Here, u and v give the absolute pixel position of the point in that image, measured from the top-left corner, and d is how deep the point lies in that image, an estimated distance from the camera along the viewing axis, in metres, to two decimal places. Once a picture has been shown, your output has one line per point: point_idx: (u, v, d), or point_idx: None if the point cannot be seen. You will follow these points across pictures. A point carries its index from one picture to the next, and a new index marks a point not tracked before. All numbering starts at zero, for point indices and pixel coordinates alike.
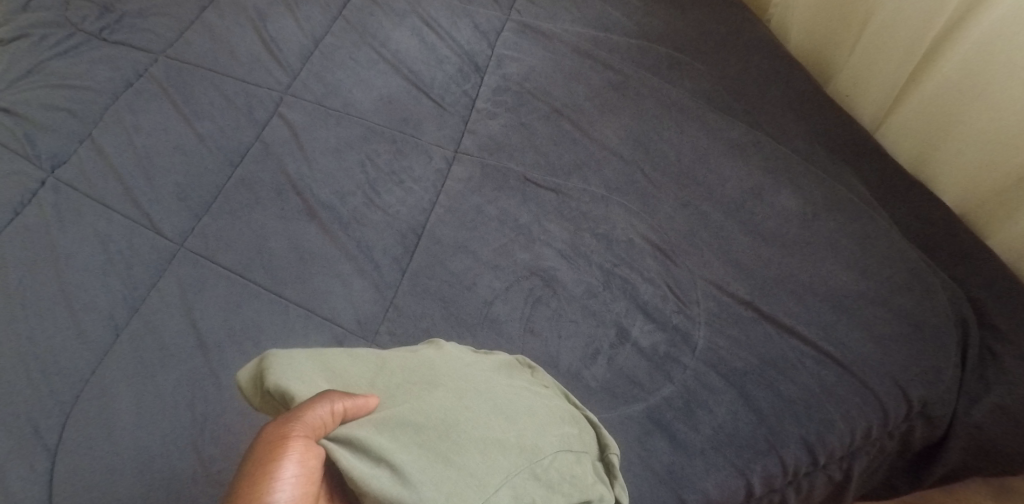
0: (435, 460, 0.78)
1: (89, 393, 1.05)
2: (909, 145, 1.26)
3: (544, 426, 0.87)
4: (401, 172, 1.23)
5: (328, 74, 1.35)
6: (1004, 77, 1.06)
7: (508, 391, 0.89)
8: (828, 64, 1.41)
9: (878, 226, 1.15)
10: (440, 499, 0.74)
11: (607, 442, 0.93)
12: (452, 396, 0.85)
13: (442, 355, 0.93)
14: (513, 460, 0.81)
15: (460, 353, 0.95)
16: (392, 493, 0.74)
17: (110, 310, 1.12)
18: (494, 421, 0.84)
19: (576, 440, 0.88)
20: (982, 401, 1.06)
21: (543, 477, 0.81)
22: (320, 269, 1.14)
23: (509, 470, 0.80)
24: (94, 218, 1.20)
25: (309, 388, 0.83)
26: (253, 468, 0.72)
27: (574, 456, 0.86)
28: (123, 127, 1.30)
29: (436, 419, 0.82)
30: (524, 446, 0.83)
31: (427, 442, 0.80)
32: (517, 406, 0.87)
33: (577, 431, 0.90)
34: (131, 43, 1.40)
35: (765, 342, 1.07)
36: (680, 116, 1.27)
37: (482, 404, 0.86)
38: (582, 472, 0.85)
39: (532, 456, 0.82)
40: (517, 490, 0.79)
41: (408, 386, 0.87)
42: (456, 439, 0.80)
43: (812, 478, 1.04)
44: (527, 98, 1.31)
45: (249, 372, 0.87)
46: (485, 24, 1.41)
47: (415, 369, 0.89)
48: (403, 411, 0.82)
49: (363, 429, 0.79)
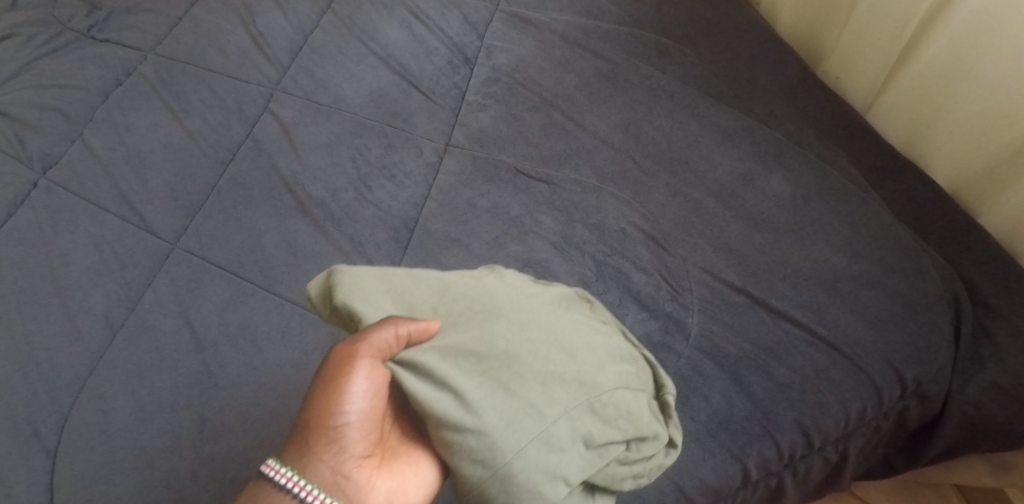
0: (497, 389, 0.81)
1: (88, 395, 1.03)
2: (899, 126, 1.27)
3: (605, 362, 0.87)
4: (392, 167, 1.22)
5: (317, 69, 1.33)
6: (990, 56, 1.07)
7: (569, 325, 0.89)
8: (817, 47, 1.41)
9: (869, 208, 1.16)
10: (501, 426, 0.78)
11: (664, 383, 0.93)
12: (514, 327, 0.86)
13: (506, 282, 0.93)
14: (573, 393, 0.83)
15: (521, 281, 0.94)
16: (454, 417, 0.78)
17: (105, 311, 1.10)
18: (555, 355, 0.85)
19: (635, 379, 0.89)
20: (976, 379, 1.07)
21: (600, 411, 0.83)
22: (312, 266, 1.13)
23: (567, 402, 0.82)
24: (86, 219, 1.18)
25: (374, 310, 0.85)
26: (326, 380, 0.79)
27: (632, 393, 0.87)
28: (113, 125, 1.28)
29: (498, 347, 0.83)
30: (584, 380, 0.84)
31: (489, 371, 0.82)
32: (579, 340, 0.88)
33: (636, 369, 0.90)
34: (121, 41, 1.37)
35: (759, 328, 1.08)
36: (672, 103, 1.27)
37: (543, 335, 0.86)
38: (639, 410, 0.86)
39: (591, 391, 0.84)
40: (575, 423, 0.81)
41: (473, 315, 0.88)
42: (518, 369, 0.82)
43: (808, 461, 1.05)
44: (517, 89, 1.30)
45: (318, 285, 0.90)
46: (474, 15, 1.40)
47: (477, 298, 0.90)
48: (467, 338, 0.84)
49: (428, 354, 0.82)
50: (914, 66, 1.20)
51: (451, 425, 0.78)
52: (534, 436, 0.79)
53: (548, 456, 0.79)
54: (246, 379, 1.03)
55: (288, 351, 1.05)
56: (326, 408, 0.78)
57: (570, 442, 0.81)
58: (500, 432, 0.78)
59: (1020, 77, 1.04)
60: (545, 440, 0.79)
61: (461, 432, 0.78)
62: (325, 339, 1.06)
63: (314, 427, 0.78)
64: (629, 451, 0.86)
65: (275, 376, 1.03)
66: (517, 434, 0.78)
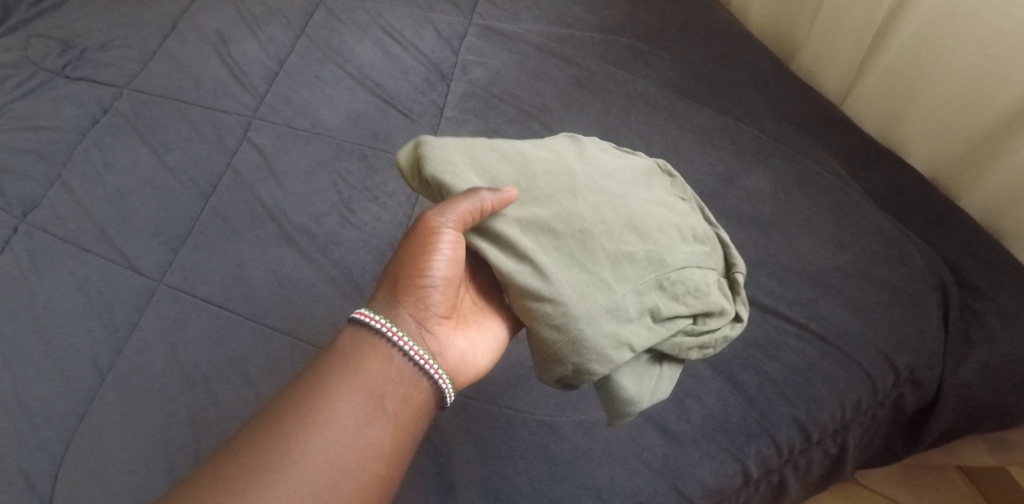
0: (572, 264, 0.87)
1: (81, 440, 1.03)
2: (875, 115, 1.27)
3: (674, 241, 0.92)
4: (375, 188, 1.23)
5: (294, 94, 1.33)
6: (958, 41, 1.08)
7: (644, 206, 0.93)
8: (788, 41, 1.41)
9: (851, 198, 1.17)
10: (574, 296, 0.85)
11: (733, 261, 0.97)
12: (588, 205, 0.90)
13: (582, 155, 0.96)
14: (642, 269, 0.89)
15: (600, 153, 0.97)
16: (532, 289, 0.85)
17: (92, 354, 1.10)
18: (628, 233, 0.90)
19: (704, 258, 0.94)
20: (969, 361, 1.07)
21: (667, 287, 0.89)
22: (300, 294, 1.13)
23: (637, 277, 0.88)
24: (69, 260, 1.18)
25: (463, 181, 0.88)
26: (415, 244, 0.88)
27: (700, 271, 0.92)
28: (91, 164, 1.27)
29: (576, 225, 0.89)
30: (654, 256, 0.90)
31: (566, 246, 0.88)
32: (651, 219, 0.93)
33: (704, 249, 0.95)
34: (95, 78, 1.37)
35: (749, 326, 1.08)
36: (650, 106, 1.27)
37: (617, 213, 0.91)
38: (706, 286, 0.92)
39: (659, 266, 0.90)
40: (641, 294, 0.88)
41: (555, 188, 0.91)
42: (593, 245, 0.88)
43: (808, 455, 1.06)
44: (495, 101, 1.30)
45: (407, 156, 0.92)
46: (448, 31, 1.40)
47: (560, 172, 0.92)
48: (548, 212, 0.89)
49: (510, 227, 0.88)
50: (884, 55, 1.21)
51: (531, 294, 0.85)
52: (605, 306, 0.86)
53: (616, 325, 0.86)
54: (240, 413, 1.04)
55: (280, 381, 1.06)
56: (418, 265, 0.88)
57: (638, 316, 0.87)
58: (576, 302, 0.85)
59: (990, 59, 1.05)
60: (615, 310, 0.86)
61: (537, 300, 0.85)
62: None
63: (404, 283, 0.88)
64: (696, 324, 0.91)
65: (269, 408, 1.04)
66: (590, 307, 0.85)
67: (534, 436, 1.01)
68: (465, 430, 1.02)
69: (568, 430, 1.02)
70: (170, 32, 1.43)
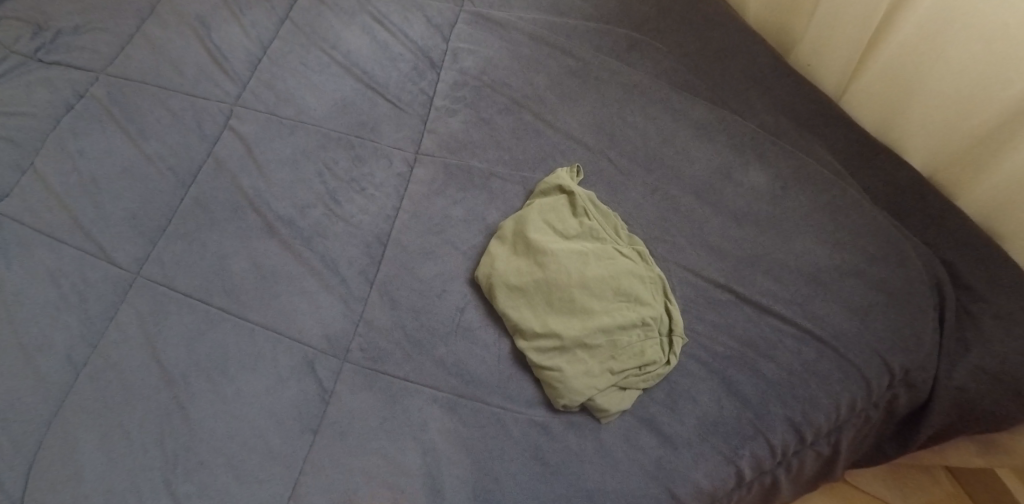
0: (556, 340, 1.01)
1: (53, 440, 1.00)
2: (874, 110, 1.24)
3: (624, 310, 1.03)
4: (361, 179, 1.19)
5: (278, 81, 1.29)
6: (961, 35, 1.05)
7: (605, 279, 1.04)
8: (786, 33, 1.37)
9: (848, 195, 1.14)
10: (562, 374, 0.99)
11: (674, 318, 1.04)
12: (545, 260, 1.06)
13: (546, 204, 1.12)
14: (598, 335, 1.01)
15: (577, 224, 1.10)
16: (539, 365, 1.01)
17: (65, 350, 1.06)
18: (592, 306, 1.03)
19: (647, 317, 1.03)
20: (963, 363, 1.06)
21: (616, 352, 1.01)
22: (284, 289, 1.10)
23: (589, 337, 1.01)
24: (42, 252, 1.14)
25: (505, 273, 1.06)
26: None
27: (641, 334, 1.02)
28: (65, 152, 1.22)
29: (569, 310, 1.03)
30: (606, 325, 1.01)
31: (560, 330, 1.01)
32: (607, 290, 1.04)
33: (647, 309, 1.03)
34: (69, 62, 1.31)
35: (745, 325, 1.06)
36: (644, 98, 1.24)
37: (568, 275, 1.04)
38: (645, 347, 1.01)
39: (609, 332, 1.01)
40: (599, 358, 1.00)
41: (561, 277, 1.04)
42: (572, 323, 1.02)
43: (802, 456, 1.04)
44: (486, 91, 1.27)
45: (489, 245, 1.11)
46: (438, 17, 1.36)
47: (566, 267, 1.05)
48: (555, 295, 1.04)
49: (527, 311, 1.04)
50: (884, 48, 1.17)
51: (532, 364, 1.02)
52: (572, 372, 0.99)
53: (582, 385, 0.98)
54: (220, 413, 1.01)
55: (262, 380, 1.03)
56: None
57: (595, 369, 0.99)
58: (561, 377, 0.99)
59: (994, 55, 1.02)
60: (580, 374, 0.99)
61: (516, 339, 1.04)
62: (302, 364, 1.04)
63: None
64: (639, 371, 1.01)
65: (250, 406, 1.01)
66: (566, 374, 0.99)
67: (525, 436, 0.99)
68: (453, 429, 1.00)
69: (559, 431, 0.99)
70: (148, 16, 1.38)
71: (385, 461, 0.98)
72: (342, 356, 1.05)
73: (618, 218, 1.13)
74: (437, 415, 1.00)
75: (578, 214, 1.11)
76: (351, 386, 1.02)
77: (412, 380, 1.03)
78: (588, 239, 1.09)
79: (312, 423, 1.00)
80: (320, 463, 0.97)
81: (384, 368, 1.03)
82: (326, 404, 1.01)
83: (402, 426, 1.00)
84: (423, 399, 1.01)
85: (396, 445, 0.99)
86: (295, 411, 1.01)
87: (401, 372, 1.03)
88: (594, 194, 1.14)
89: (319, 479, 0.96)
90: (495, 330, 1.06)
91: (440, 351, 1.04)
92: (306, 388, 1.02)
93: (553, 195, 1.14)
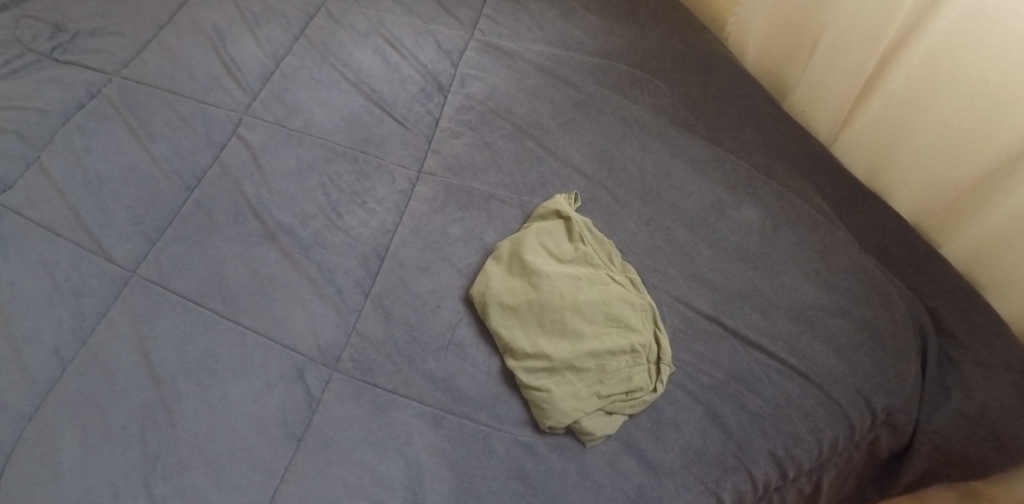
0: (546, 356, 1.02)
1: (32, 433, 0.99)
2: (863, 159, 1.29)
3: (613, 334, 1.04)
4: (364, 193, 1.21)
5: (289, 94, 1.32)
6: (946, 90, 1.10)
7: (598, 303, 1.06)
8: (782, 81, 1.41)
9: (837, 238, 1.17)
10: (551, 392, 1.00)
11: (663, 346, 1.06)
12: (540, 281, 1.08)
13: (542, 227, 1.14)
14: (588, 354, 1.02)
15: (572, 247, 1.13)
16: (530, 381, 1.02)
17: (53, 344, 1.06)
18: (584, 328, 1.04)
19: (638, 342, 1.04)
20: (944, 408, 1.08)
21: (605, 374, 1.02)
22: (279, 295, 1.11)
23: (578, 360, 1.02)
24: (39, 245, 1.14)
25: (499, 291, 1.08)
26: None
27: (631, 359, 1.03)
28: (72, 149, 1.24)
29: (560, 330, 1.04)
30: (596, 345, 1.03)
31: (551, 349, 1.03)
32: (599, 314, 1.06)
33: (638, 334, 1.05)
34: (85, 63, 1.34)
35: (731, 357, 1.07)
36: (643, 133, 1.28)
37: (560, 297, 1.06)
38: (634, 371, 1.03)
39: (599, 354, 1.03)
40: (586, 377, 1.02)
41: (554, 298, 1.06)
42: (563, 343, 1.04)
43: (783, 492, 1.04)
44: (490, 116, 1.30)
45: (488, 263, 1.13)
46: (448, 44, 1.40)
47: (560, 286, 1.07)
48: (548, 314, 1.06)
49: (517, 329, 1.06)
50: (873, 101, 1.22)
51: (521, 385, 1.02)
52: (562, 391, 1.00)
53: (569, 406, 0.99)
54: (204, 415, 1.01)
55: (250, 384, 1.03)
56: None
57: (582, 392, 1.00)
58: (551, 395, 1.00)
59: (977, 109, 1.07)
60: (568, 393, 1.00)
61: (506, 358, 1.05)
62: (291, 370, 1.04)
63: None
64: (625, 397, 1.02)
65: (236, 410, 1.01)
66: (556, 392, 1.00)
67: (509, 456, 0.99)
68: (438, 444, 1.00)
69: (545, 452, 1.00)
70: (165, 24, 1.41)
71: (367, 472, 0.97)
72: (332, 365, 1.05)
73: (612, 245, 1.15)
74: (422, 430, 1.01)
75: (574, 239, 1.13)
76: (339, 395, 1.03)
77: (400, 393, 1.03)
78: (581, 264, 1.12)
79: (297, 431, 1.00)
80: (301, 472, 0.97)
81: (373, 379, 1.04)
82: (312, 412, 1.01)
83: (386, 438, 1.00)
84: (410, 412, 1.02)
85: (379, 456, 0.98)
86: (281, 417, 1.01)
87: (389, 385, 1.03)
88: (590, 221, 1.17)
89: (299, 487, 0.96)
90: (486, 348, 1.07)
91: (430, 365, 1.05)
92: (293, 395, 1.02)
93: (553, 219, 1.16)
